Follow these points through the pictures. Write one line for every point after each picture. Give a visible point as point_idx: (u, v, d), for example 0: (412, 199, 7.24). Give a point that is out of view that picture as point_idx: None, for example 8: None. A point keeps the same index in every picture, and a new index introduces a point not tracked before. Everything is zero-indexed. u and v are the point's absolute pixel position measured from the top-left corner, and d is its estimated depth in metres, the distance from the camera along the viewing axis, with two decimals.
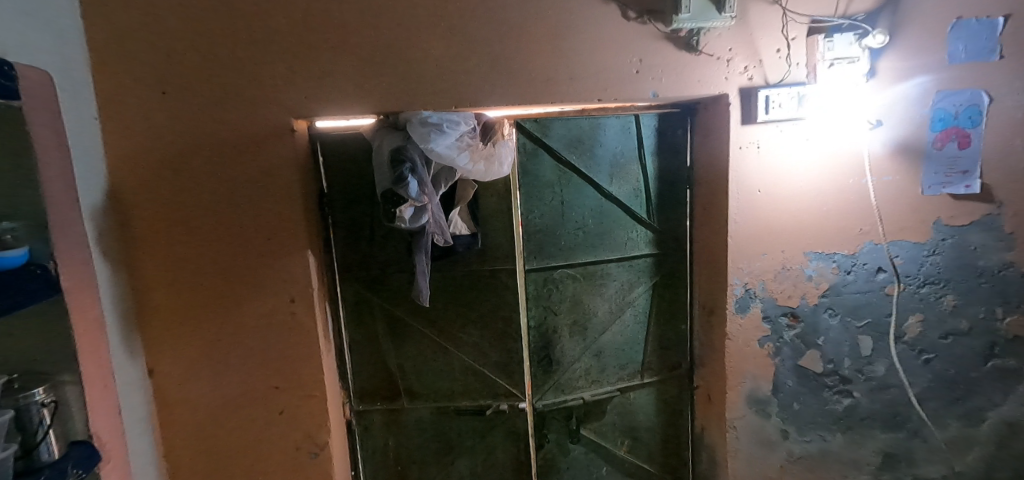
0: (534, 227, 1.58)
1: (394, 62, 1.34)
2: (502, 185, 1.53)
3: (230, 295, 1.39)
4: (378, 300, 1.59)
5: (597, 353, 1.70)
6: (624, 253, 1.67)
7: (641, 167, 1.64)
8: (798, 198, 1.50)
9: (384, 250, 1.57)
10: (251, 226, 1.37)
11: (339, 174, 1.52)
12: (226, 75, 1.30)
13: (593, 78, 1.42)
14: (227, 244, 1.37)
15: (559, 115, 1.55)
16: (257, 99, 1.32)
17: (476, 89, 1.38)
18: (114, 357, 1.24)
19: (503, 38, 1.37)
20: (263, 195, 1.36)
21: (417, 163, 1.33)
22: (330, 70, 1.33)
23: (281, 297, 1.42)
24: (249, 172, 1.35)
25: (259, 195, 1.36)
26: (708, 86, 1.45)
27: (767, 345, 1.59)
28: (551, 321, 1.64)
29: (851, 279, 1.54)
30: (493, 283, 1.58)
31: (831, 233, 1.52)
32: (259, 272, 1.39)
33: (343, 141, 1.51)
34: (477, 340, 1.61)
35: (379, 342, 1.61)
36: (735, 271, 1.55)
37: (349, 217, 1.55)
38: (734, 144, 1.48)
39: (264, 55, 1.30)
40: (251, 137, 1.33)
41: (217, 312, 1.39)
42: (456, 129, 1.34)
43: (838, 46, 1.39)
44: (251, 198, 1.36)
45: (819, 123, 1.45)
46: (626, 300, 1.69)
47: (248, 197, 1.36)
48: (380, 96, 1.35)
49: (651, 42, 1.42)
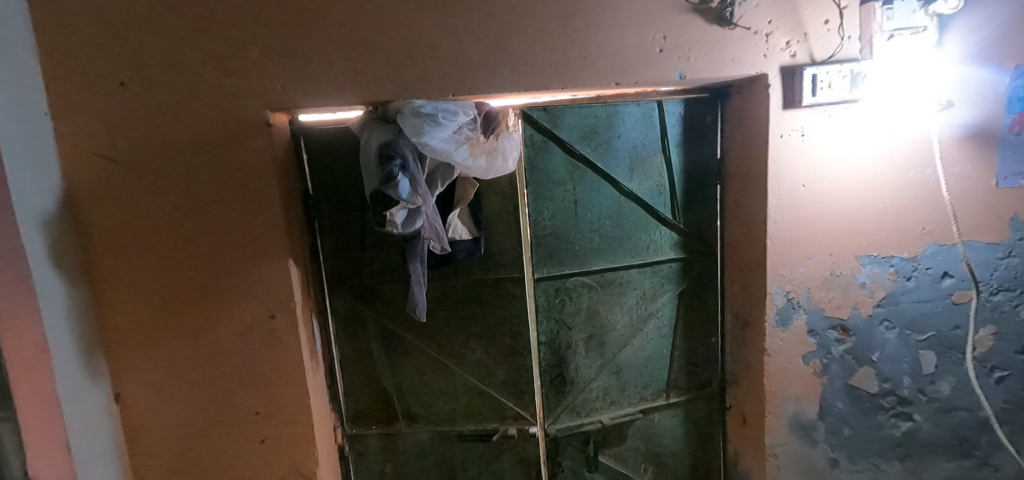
0: (543, 231, 1.40)
1: (383, 43, 1.16)
2: (507, 182, 1.35)
3: (205, 315, 1.23)
4: (371, 313, 1.43)
5: (617, 371, 1.51)
6: (647, 257, 1.48)
7: (665, 161, 1.45)
8: (848, 194, 1.30)
9: (377, 258, 1.40)
10: (225, 237, 1.21)
11: (325, 172, 1.36)
12: (193, 62, 1.12)
13: (609, 58, 1.23)
14: (199, 259, 1.22)
15: (571, 103, 1.36)
16: (228, 88, 1.15)
17: (476, 74, 1.20)
18: (63, 394, 1.09)
19: (506, 14, 1.19)
20: (237, 201, 1.20)
21: (409, 159, 1.16)
22: (310, 55, 1.15)
23: (260, 313, 1.26)
24: (221, 175, 1.19)
25: (231, 201, 1.20)
26: (744, 65, 1.26)
27: (812, 362, 1.38)
28: (564, 336, 1.46)
29: (911, 286, 1.33)
30: (498, 294, 1.40)
31: (888, 233, 1.31)
32: (234, 289, 1.24)
33: (330, 136, 1.34)
34: (482, 357, 1.44)
35: (373, 360, 1.45)
36: (775, 278, 1.34)
37: (338, 221, 1.39)
38: (774, 133, 1.28)
39: (234, 37, 1.12)
40: (222, 133, 1.17)
41: (190, 334, 1.24)
42: (454, 120, 1.17)
43: (899, 15, 1.18)
44: (223, 206, 1.20)
45: (874, 106, 1.26)
46: (649, 311, 1.50)
47: (220, 205, 1.20)
48: (369, 84, 1.18)
49: (676, 16, 1.23)
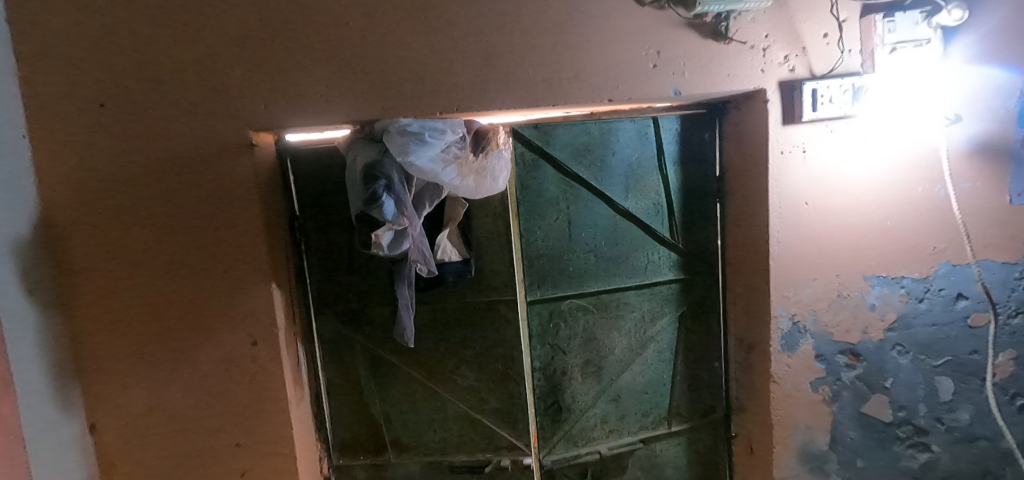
0: (536, 252, 1.35)
1: (368, 60, 1.13)
2: (499, 202, 1.30)
3: (182, 342, 1.18)
4: (358, 338, 1.38)
5: (615, 397, 1.45)
6: (645, 278, 1.42)
7: (662, 178, 1.40)
8: (854, 212, 1.25)
9: (365, 280, 1.36)
10: (202, 261, 1.17)
11: (311, 193, 1.33)
12: (174, 81, 1.10)
13: (601, 75, 1.20)
14: (175, 284, 1.17)
15: (564, 120, 1.33)
16: (208, 108, 1.12)
17: (464, 91, 1.16)
18: (27, 428, 1.03)
19: (495, 31, 1.16)
20: (215, 225, 1.16)
21: (394, 180, 1.11)
22: (293, 73, 1.12)
23: (240, 339, 1.20)
24: (199, 197, 1.15)
25: (210, 223, 1.16)
26: (741, 80, 1.22)
27: (821, 389, 1.31)
28: (560, 361, 1.40)
29: (924, 308, 1.26)
30: (490, 317, 1.35)
31: (897, 253, 1.25)
32: (211, 314, 1.19)
33: (316, 156, 1.31)
34: (474, 383, 1.38)
35: (361, 387, 1.39)
36: (779, 300, 1.28)
37: (324, 243, 1.35)
38: (774, 149, 1.23)
39: (217, 56, 1.10)
40: (203, 154, 1.13)
41: (167, 362, 1.19)
42: (441, 139, 1.14)
43: (901, 27, 1.14)
44: (201, 228, 1.16)
45: (877, 121, 1.21)
46: (648, 334, 1.44)
47: (198, 227, 1.16)
48: (353, 103, 1.14)
49: (670, 31, 1.20)
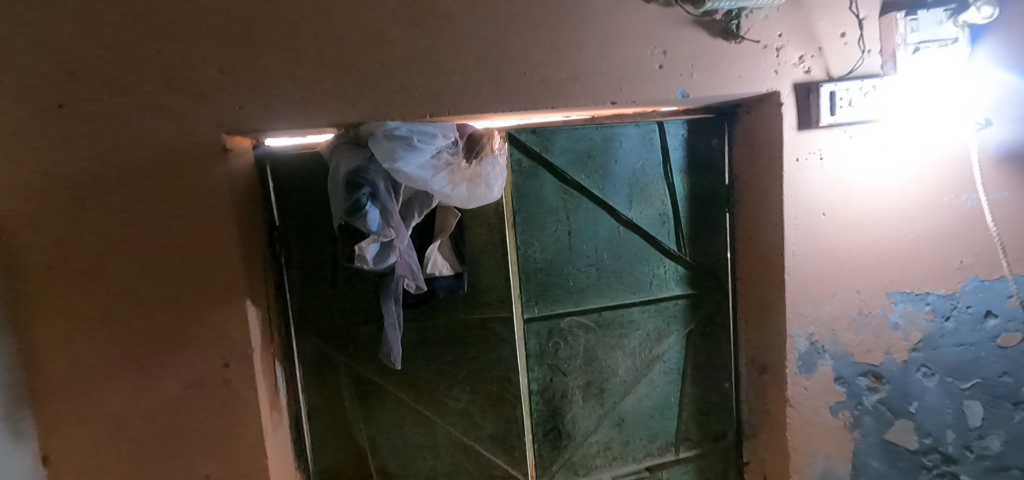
0: (534, 265, 1.25)
1: (353, 58, 1.04)
2: (494, 212, 1.21)
3: (145, 368, 1.06)
4: (342, 359, 1.27)
5: (619, 422, 1.35)
6: (650, 294, 1.33)
7: (667, 187, 1.31)
8: (874, 224, 1.16)
9: (350, 296, 1.26)
10: (168, 278, 1.05)
11: (292, 202, 1.23)
12: (136, 79, 0.98)
13: (604, 76, 1.12)
14: (134, 303, 1.04)
15: (563, 125, 1.24)
16: (177, 108, 1.00)
17: (456, 93, 1.08)
18: None
19: (490, 29, 1.07)
20: (185, 237, 1.05)
21: (381, 188, 1.01)
22: (271, 71, 1.02)
23: (211, 362, 1.09)
24: (164, 206, 1.03)
25: (176, 236, 1.04)
26: (753, 82, 1.14)
27: (841, 414, 1.21)
28: (559, 383, 1.31)
29: (950, 327, 1.18)
30: (485, 336, 1.25)
31: (922, 268, 1.17)
32: (178, 337, 1.07)
33: (299, 162, 1.22)
34: (467, 407, 1.28)
35: (345, 411, 1.29)
36: (796, 318, 1.18)
37: (306, 255, 1.25)
38: (790, 156, 1.15)
39: (186, 52, 0.99)
40: (170, 158, 1.02)
41: (125, 391, 1.06)
42: (431, 143, 1.04)
43: (924, 26, 1.06)
44: (166, 241, 1.04)
45: (899, 127, 1.13)
46: (654, 354, 1.34)
47: (163, 241, 1.04)
48: (336, 104, 1.05)
49: (677, 30, 1.12)
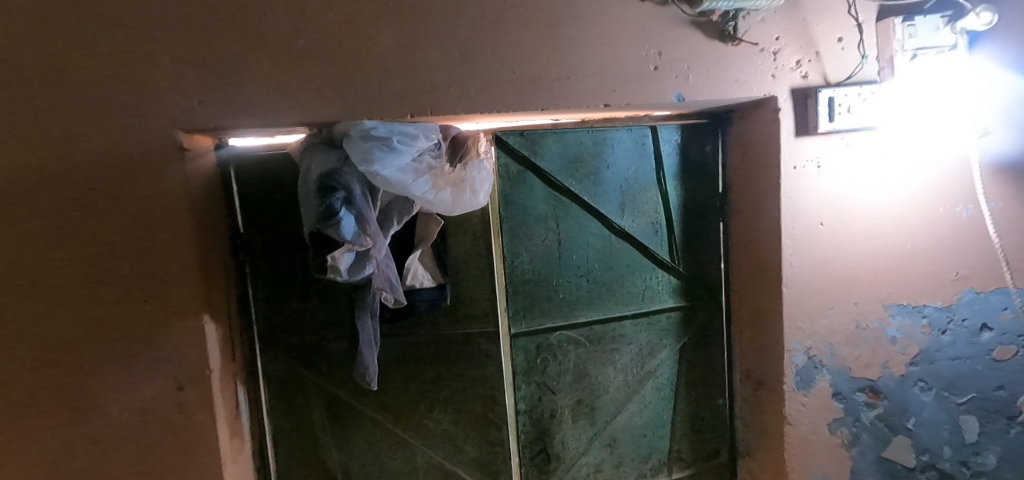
0: (522, 276, 1.18)
1: (327, 46, 0.93)
2: (479, 219, 1.13)
3: (76, 406, 0.89)
4: (313, 378, 1.17)
5: (610, 443, 1.28)
6: (643, 306, 1.27)
7: (660, 194, 1.26)
8: (872, 234, 1.13)
9: (322, 309, 1.16)
10: (104, 296, 0.89)
11: (258, 207, 1.13)
12: (63, 57, 0.81)
13: (597, 77, 1.06)
14: (61, 328, 0.87)
15: (552, 128, 1.18)
16: (120, 96, 0.85)
17: (440, 90, 0.99)
18: None
19: (478, 23, 1.00)
20: (127, 248, 0.89)
21: (356, 192, 0.92)
22: (231, 56, 0.89)
23: (161, 391, 0.94)
24: (101, 212, 0.87)
25: (118, 246, 0.88)
26: (750, 86, 1.10)
27: (839, 431, 1.17)
28: (547, 402, 1.23)
29: (947, 341, 1.15)
30: (469, 352, 1.16)
31: (919, 279, 1.14)
32: (118, 365, 0.91)
33: (267, 164, 1.12)
34: (449, 429, 1.19)
35: (315, 436, 1.18)
36: (794, 332, 1.14)
37: (273, 265, 1.14)
38: (788, 164, 1.11)
39: (127, 29, 0.84)
40: (110, 155, 0.86)
41: (47, 434, 0.88)
42: (413, 145, 0.95)
43: (922, 32, 1.04)
44: (103, 253, 0.87)
45: (897, 135, 1.10)
46: (646, 369, 1.28)
47: (96, 252, 0.87)
48: (308, 98, 0.93)
49: (673, 30, 1.07)
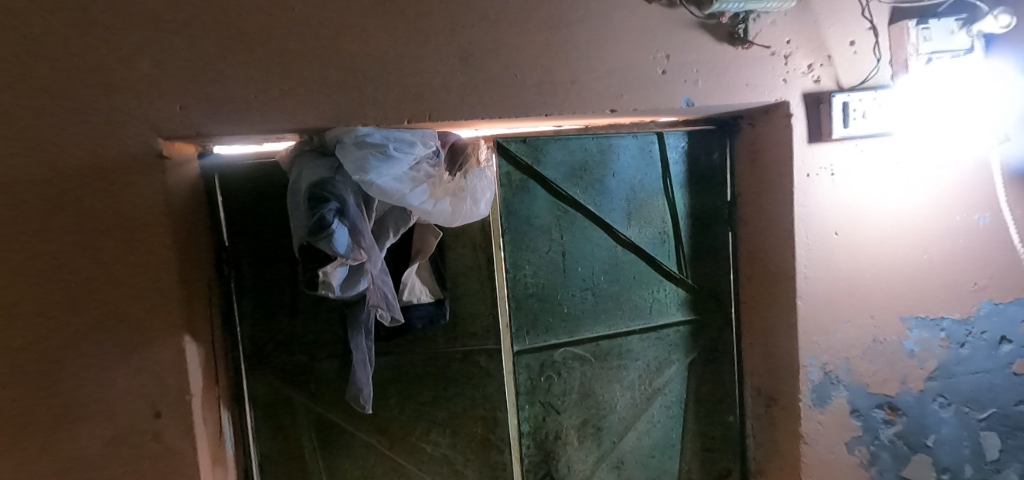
0: (524, 290, 1.12)
1: (319, 47, 0.86)
2: (479, 230, 1.07)
3: (38, 443, 0.80)
4: (302, 400, 1.10)
5: (617, 465, 1.22)
6: (650, 321, 1.21)
7: (667, 203, 1.21)
8: (888, 244, 1.08)
9: (312, 327, 1.09)
10: (72, 319, 0.80)
11: (244, 219, 1.06)
12: (27, 57, 0.74)
13: (603, 81, 1.01)
14: (23, 357, 0.78)
15: (555, 135, 1.12)
16: (91, 101, 0.78)
17: (438, 95, 0.93)
18: None
19: (479, 24, 0.94)
20: (98, 266, 0.81)
21: (349, 203, 0.86)
22: (216, 57, 0.82)
23: (135, 421, 0.85)
24: (69, 227, 0.79)
25: (87, 264, 0.80)
26: (761, 91, 1.05)
27: (857, 451, 1.12)
28: (552, 423, 1.17)
29: (966, 354, 1.10)
30: (469, 371, 1.10)
31: (937, 291, 1.09)
32: (86, 396, 0.82)
33: (253, 173, 1.05)
34: (447, 453, 1.12)
35: (305, 462, 1.11)
36: (809, 347, 1.09)
37: (260, 281, 1.07)
38: (801, 172, 1.06)
39: (100, 28, 0.77)
40: (78, 164, 0.78)
41: (2, 478, 0.78)
42: (410, 152, 0.89)
43: (937, 36, 0.99)
44: (70, 271, 0.79)
45: (912, 141, 1.06)
46: (654, 387, 1.23)
47: (63, 271, 0.79)
48: (297, 102, 0.86)
49: (681, 32, 1.03)
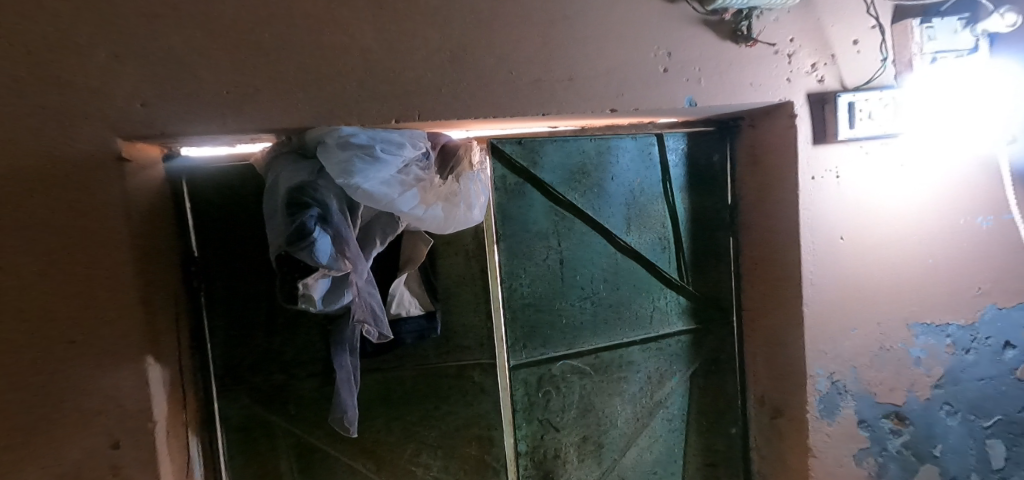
0: (520, 301, 1.06)
1: (299, 38, 0.79)
2: (472, 237, 1.01)
3: None
4: (280, 423, 1.01)
5: None
6: (651, 331, 1.17)
7: (668, 208, 1.17)
8: (893, 249, 1.06)
9: (292, 343, 1.01)
10: (13, 344, 0.70)
11: (216, 227, 0.97)
12: None
13: (602, 79, 0.95)
14: None
15: (551, 136, 1.07)
16: (36, 95, 0.68)
17: (429, 92, 0.86)
18: None
19: (471, 17, 0.88)
20: (44, 282, 0.71)
21: (332, 209, 0.78)
22: (183, 47, 0.74)
23: (90, 457, 0.75)
24: (11, 239, 0.69)
25: (31, 280, 0.71)
26: (765, 90, 1.01)
27: (865, 462, 1.09)
28: (551, 441, 1.11)
29: (972, 361, 1.08)
30: (462, 387, 1.03)
31: (942, 296, 1.07)
32: (30, 431, 0.71)
33: (226, 177, 0.97)
34: (439, 476, 1.05)
35: None
36: (816, 356, 1.05)
37: (233, 294, 0.98)
38: (805, 174, 1.02)
39: (46, 12, 0.68)
40: (22, 167, 0.68)
41: None
42: (398, 154, 0.82)
43: (941, 34, 0.97)
44: (11, 289, 0.70)
45: (917, 143, 1.04)
46: (656, 399, 1.18)
47: (3, 288, 0.69)
48: (274, 99, 0.79)
49: (682, 29, 0.98)
